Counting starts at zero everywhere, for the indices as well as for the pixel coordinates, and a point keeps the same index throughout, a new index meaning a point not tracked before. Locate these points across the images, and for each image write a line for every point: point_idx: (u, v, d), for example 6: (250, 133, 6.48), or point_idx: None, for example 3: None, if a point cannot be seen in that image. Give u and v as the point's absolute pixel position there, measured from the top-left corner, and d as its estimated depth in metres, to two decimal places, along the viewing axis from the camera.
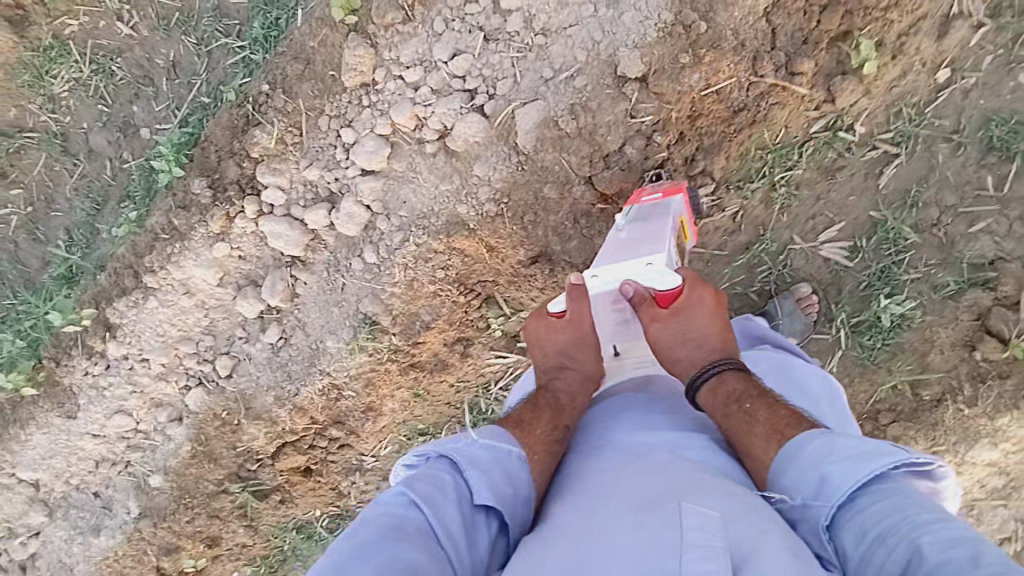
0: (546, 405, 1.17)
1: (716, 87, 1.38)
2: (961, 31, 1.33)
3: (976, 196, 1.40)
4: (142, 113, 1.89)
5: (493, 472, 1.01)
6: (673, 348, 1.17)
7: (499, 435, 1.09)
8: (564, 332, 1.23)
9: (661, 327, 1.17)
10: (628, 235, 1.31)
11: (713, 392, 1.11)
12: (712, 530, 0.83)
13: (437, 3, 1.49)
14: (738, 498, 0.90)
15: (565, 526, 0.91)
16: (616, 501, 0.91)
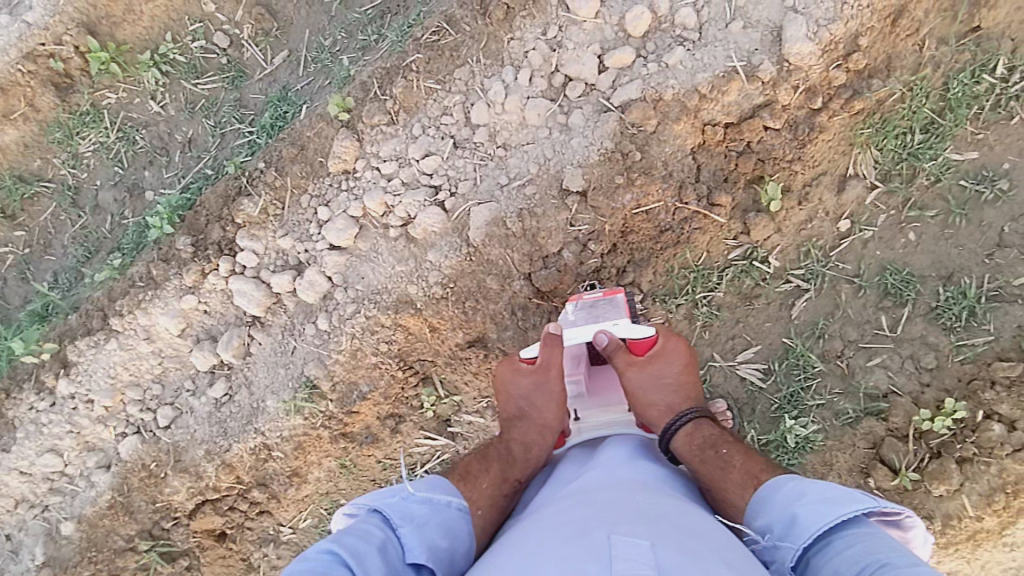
0: (497, 458, 1.39)
1: (647, 208, 1.59)
2: (856, 188, 1.57)
3: (874, 334, 1.55)
4: (151, 178, 2.09)
5: (426, 528, 1.15)
6: (648, 391, 1.40)
7: (433, 492, 1.24)
8: (529, 380, 1.43)
9: (637, 373, 1.40)
10: (581, 313, 1.50)
11: (689, 440, 1.33)
12: (641, 558, 0.93)
13: (419, 112, 1.73)
14: (668, 531, 1.02)
15: (510, 558, 1.01)
16: (557, 536, 1.02)
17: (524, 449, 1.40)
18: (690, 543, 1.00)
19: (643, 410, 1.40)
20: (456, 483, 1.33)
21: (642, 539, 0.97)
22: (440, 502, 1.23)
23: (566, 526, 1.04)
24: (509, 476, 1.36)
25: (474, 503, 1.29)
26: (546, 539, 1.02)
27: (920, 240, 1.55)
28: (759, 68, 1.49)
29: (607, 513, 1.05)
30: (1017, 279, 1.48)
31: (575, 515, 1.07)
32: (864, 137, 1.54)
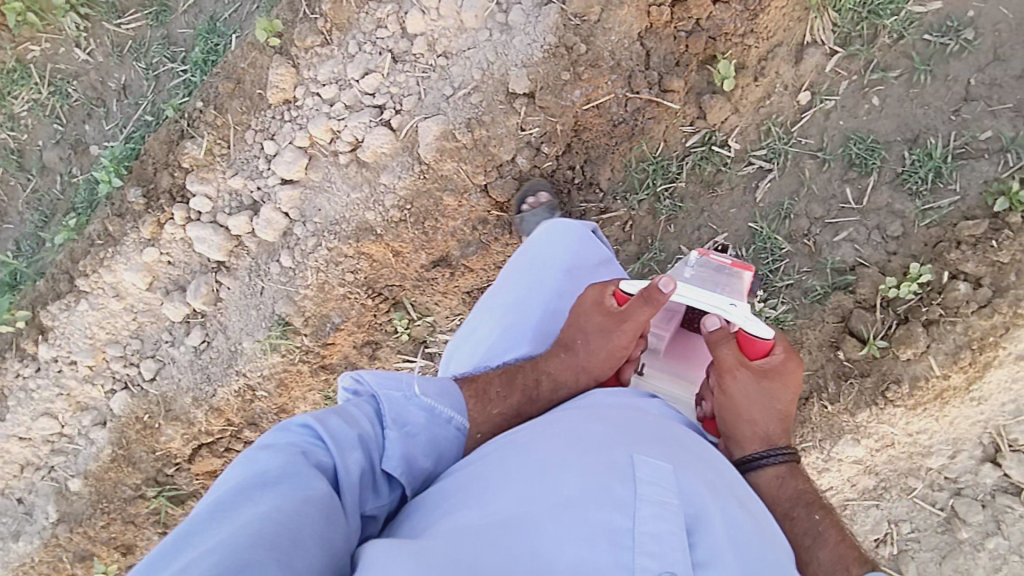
0: (522, 387, 1.16)
1: (596, 102, 1.55)
2: (814, 57, 1.51)
3: (840, 208, 1.52)
4: (93, 132, 2.00)
5: (413, 440, 1.02)
6: (746, 405, 1.12)
7: (440, 400, 1.07)
8: (602, 320, 1.18)
9: (748, 385, 1.12)
10: (699, 274, 1.24)
11: (778, 484, 1.12)
12: (663, 486, 0.86)
13: (353, 28, 1.64)
14: (686, 458, 0.94)
15: (516, 464, 0.91)
16: (576, 445, 0.92)
17: (553, 387, 1.17)
18: (707, 473, 0.94)
19: (732, 423, 1.14)
20: (467, 396, 1.12)
21: (664, 460, 0.90)
22: (442, 416, 1.06)
23: (584, 434, 0.94)
24: (525, 414, 1.14)
25: (474, 427, 1.10)
26: (559, 444, 0.93)
27: (884, 103, 1.50)
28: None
29: (625, 427, 0.97)
30: (983, 133, 1.44)
31: (592, 425, 0.97)
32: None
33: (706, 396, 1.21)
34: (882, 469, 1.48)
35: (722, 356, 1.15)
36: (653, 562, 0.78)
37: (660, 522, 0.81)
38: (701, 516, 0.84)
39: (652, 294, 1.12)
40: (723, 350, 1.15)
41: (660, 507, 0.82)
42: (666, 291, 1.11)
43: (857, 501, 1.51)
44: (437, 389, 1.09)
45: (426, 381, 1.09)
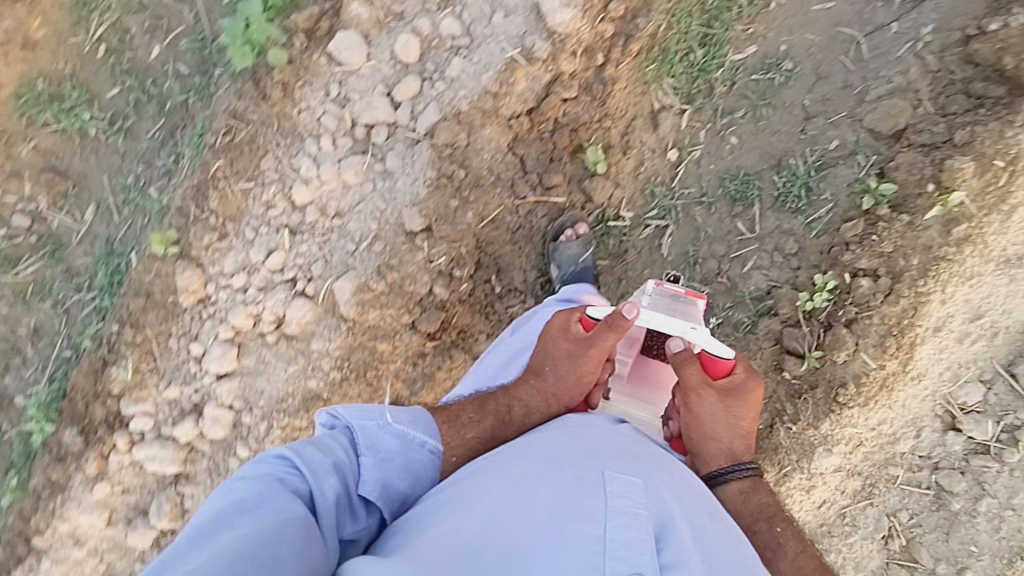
0: (494, 412, 1.30)
1: (490, 216, 1.65)
2: (668, 119, 1.64)
3: (739, 241, 1.62)
4: (14, 382, 1.88)
5: (386, 464, 1.14)
6: (712, 422, 1.24)
7: (412, 428, 1.21)
8: (569, 345, 1.28)
9: (712, 406, 1.23)
10: (656, 302, 1.33)
11: (742, 497, 1.23)
12: (634, 498, 0.98)
13: (245, 215, 1.70)
14: (655, 474, 1.07)
15: (495, 481, 1.03)
16: (556, 464, 1.04)
17: (525, 411, 1.30)
18: (674, 488, 1.06)
19: (700, 440, 1.25)
20: (440, 423, 1.26)
21: (633, 476, 1.03)
22: (415, 441, 1.20)
23: (562, 455, 1.07)
24: (500, 436, 1.27)
25: (447, 451, 1.23)
26: (537, 463, 1.05)
27: (741, 140, 1.64)
28: (534, 50, 1.55)
29: (599, 448, 1.09)
30: (832, 143, 1.58)
31: (567, 446, 1.10)
32: (653, 72, 1.61)
33: (672, 417, 1.32)
34: (862, 468, 1.52)
35: (691, 378, 1.24)
36: (624, 565, 0.88)
37: (629, 527, 0.93)
38: (669, 525, 0.96)
39: (616, 324, 1.21)
40: (689, 372, 1.25)
41: (631, 516, 0.94)
42: (627, 320, 1.20)
43: (851, 506, 1.54)
44: (408, 418, 1.23)
45: (400, 413, 1.23)
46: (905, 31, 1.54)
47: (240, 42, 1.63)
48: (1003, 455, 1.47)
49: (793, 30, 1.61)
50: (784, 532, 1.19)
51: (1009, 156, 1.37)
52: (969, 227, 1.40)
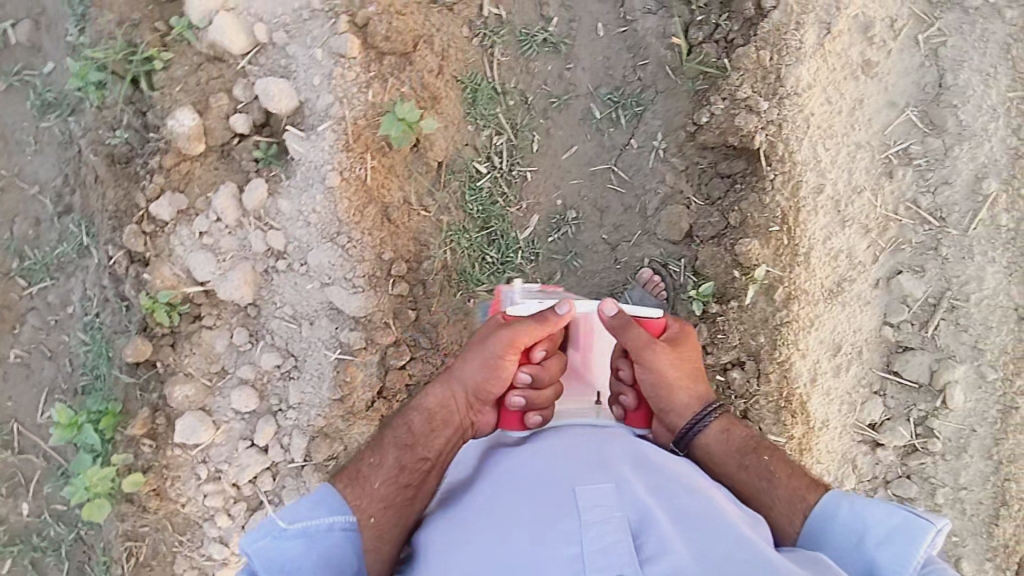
0: (404, 442, 1.26)
1: None
2: None
3: None
4: None
5: (299, 567, 1.13)
6: (664, 376, 1.28)
7: (315, 516, 1.17)
8: (481, 343, 1.28)
9: (659, 355, 1.28)
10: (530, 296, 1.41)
11: (723, 440, 1.31)
12: (607, 507, 1.06)
13: None
14: (621, 466, 1.15)
15: (476, 526, 1.08)
16: (534, 485, 1.12)
17: (427, 421, 1.27)
18: (644, 477, 1.14)
19: (660, 398, 1.28)
20: (344, 490, 1.21)
21: (605, 481, 1.10)
22: (323, 528, 1.16)
23: (536, 477, 1.13)
24: (408, 461, 1.23)
25: (365, 512, 1.19)
26: (512, 486, 1.12)
27: (573, 294, 1.71)
28: (350, 342, 1.62)
29: (567, 459, 1.16)
30: (644, 262, 1.67)
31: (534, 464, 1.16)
32: (463, 296, 1.68)
33: (623, 391, 1.31)
34: None
35: (632, 332, 1.28)
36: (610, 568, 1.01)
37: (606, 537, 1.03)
38: (647, 518, 1.07)
39: (552, 314, 1.26)
40: (628, 330, 1.27)
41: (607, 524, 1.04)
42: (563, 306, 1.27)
43: None
44: (315, 504, 1.19)
45: (309, 505, 1.19)
46: (644, 144, 1.65)
47: (89, 496, 1.63)
48: (929, 447, 1.55)
49: (558, 182, 1.71)
50: (771, 460, 1.27)
51: (779, 219, 1.50)
52: (785, 286, 1.52)
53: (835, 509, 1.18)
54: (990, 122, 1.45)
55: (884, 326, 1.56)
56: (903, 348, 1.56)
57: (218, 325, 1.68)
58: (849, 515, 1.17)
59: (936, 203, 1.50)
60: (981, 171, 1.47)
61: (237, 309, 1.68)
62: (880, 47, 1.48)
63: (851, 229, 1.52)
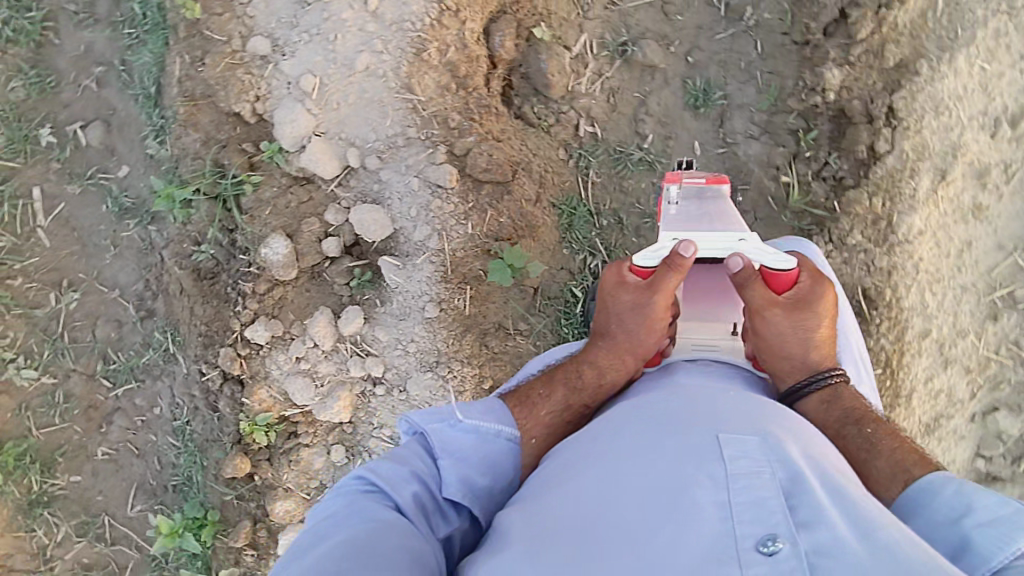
0: (560, 381, 1.27)
1: None
2: None
3: None
4: None
5: (466, 464, 1.11)
6: (788, 343, 1.20)
7: (484, 420, 1.16)
8: (630, 297, 1.25)
9: (777, 321, 1.20)
10: (687, 208, 1.33)
11: (824, 408, 1.18)
12: (755, 459, 0.90)
13: None
14: (766, 423, 1.01)
15: (596, 462, 0.97)
16: (674, 421, 1.01)
17: (599, 373, 1.26)
18: (792, 439, 0.98)
19: (772, 359, 1.23)
20: (512, 407, 1.21)
21: (750, 435, 0.95)
22: (490, 433, 1.16)
23: (674, 419, 1.02)
24: (574, 401, 1.25)
25: (528, 433, 1.20)
26: (654, 427, 1.01)
27: None
28: None
29: (705, 412, 1.02)
30: None
31: (682, 403, 1.06)
32: None
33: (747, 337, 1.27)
34: None
35: (749, 304, 1.20)
36: (757, 527, 0.80)
37: (753, 496, 0.84)
38: (799, 484, 0.87)
39: (675, 259, 1.18)
40: (750, 293, 1.20)
41: (755, 481, 0.86)
42: (687, 257, 1.18)
43: None
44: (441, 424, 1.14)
45: (500, 408, 1.21)
46: None
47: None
48: None
49: None
50: (878, 435, 1.11)
51: (883, 361, 1.49)
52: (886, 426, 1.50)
53: (938, 487, 0.98)
54: None
55: (977, 458, 1.59)
56: (994, 478, 1.59)
57: (315, 442, 1.70)
58: (955, 495, 0.95)
59: None
60: None
61: (332, 427, 1.69)
62: (993, 190, 1.47)
63: (952, 369, 1.52)
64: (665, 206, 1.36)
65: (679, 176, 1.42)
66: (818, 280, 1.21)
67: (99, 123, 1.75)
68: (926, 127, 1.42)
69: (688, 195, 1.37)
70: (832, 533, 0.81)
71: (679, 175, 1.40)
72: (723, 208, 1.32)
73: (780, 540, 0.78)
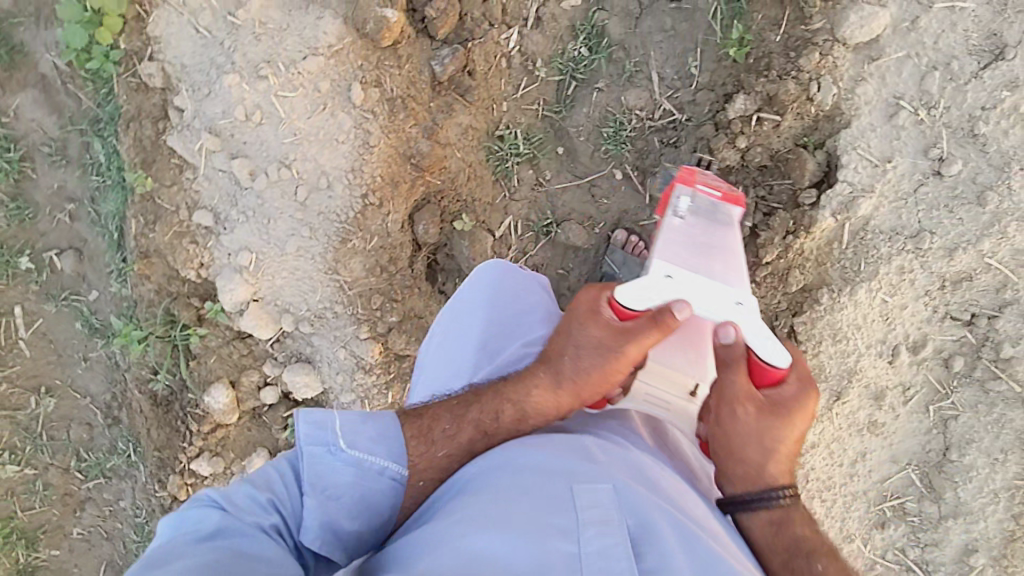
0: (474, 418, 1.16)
1: None
2: None
3: None
4: None
5: (336, 505, 1.08)
6: (737, 442, 1.14)
7: (371, 453, 1.11)
8: (598, 335, 1.13)
9: (592, 339, 1.14)
10: (694, 225, 1.25)
11: (773, 532, 1.12)
12: (604, 505, 0.97)
13: None
14: (617, 467, 1.07)
15: (455, 522, 0.95)
16: (542, 466, 1.04)
17: (518, 415, 1.15)
18: (640, 477, 1.07)
19: (727, 458, 1.16)
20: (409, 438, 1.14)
21: (601, 482, 1.01)
22: (373, 468, 1.11)
23: (543, 460, 1.05)
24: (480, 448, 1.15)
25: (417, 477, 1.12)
26: (526, 471, 1.03)
27: None
28: None
29: (569, 454, 1.06)
30: None
31: (555, 446, 1.10)
32: None
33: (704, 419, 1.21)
34: None
35: (591, 317, 1.16)
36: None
37: (602, 546, 0.92)
38: (644, 527, 0.96)
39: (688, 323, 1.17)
40: (730, 371, 1.12)
41: (604, 527, 0.94)
42: (681, 316, 1.10)
43: None
44: (347, 428, 1.11)
45: (391, 423, 1.15)
46: None
47: None
48: None
49: None
50: (792, 514, 1.12)
51: None
52: None
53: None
54: (989, 504, 1.47)
55: None
56: None
57: None
58: None
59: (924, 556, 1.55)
60: (972, 543, 1.50)
61: None
62: (889, 410, 1.49)
63: None
64: (671, 215, 1.26)
65: (696, 175, 1.33)
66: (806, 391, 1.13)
67: (72, 252, 1.91)
68: (824, 351, 1.46)
69: (697, 213, 1.28)
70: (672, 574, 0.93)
71: (694, 175, 1.30)
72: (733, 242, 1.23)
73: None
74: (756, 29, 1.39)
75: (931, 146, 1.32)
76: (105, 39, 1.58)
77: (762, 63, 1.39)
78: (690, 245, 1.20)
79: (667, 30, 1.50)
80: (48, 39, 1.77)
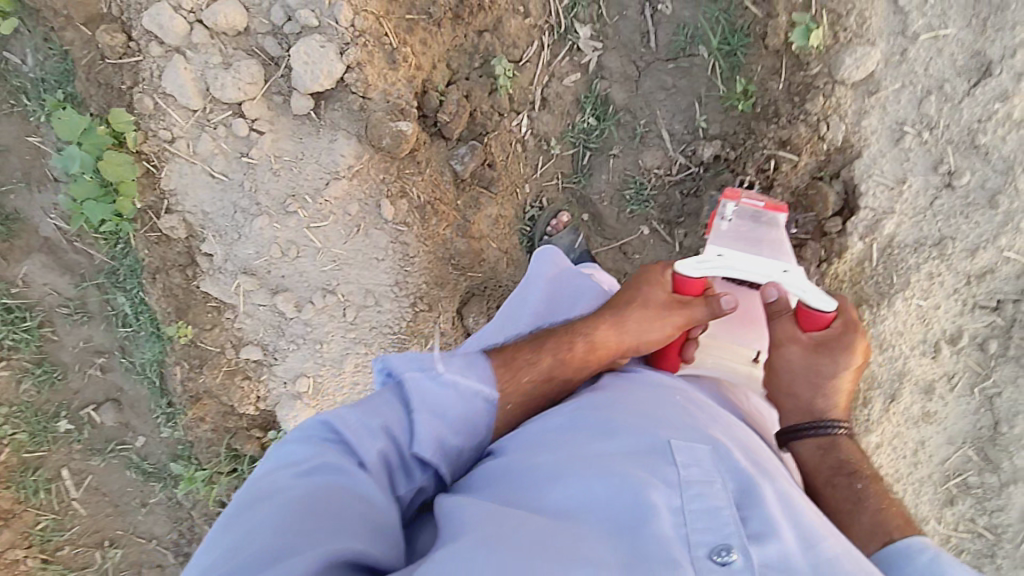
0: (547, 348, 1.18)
1: None
2: None
3: None
4: None
5: (443, 424, 1.04)
6: (802, 384, 1.20)
7: (464, 378, 1.09)
8: (660, 299, 1.23)
9: (653, 292, 1.23)
10: (736, 227, 1.29)
11: (821, 454, 1.18)
12: (708, 466, 0.90)
13: None
14: (706, 427, 1.02)
15: (507, 525, 0.79)
16: (632, 418, 1.00)
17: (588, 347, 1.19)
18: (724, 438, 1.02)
19: (779, 394, 1.23)
20: (496, 367, 1.14)
21: (700, 443, 0.95)
22: (467, 396, 1.09)
23: (634, 417, 0.99)
24: (550, 391, 1.18)
25: (503, 398, 1.12)
26: (614, 425, 0.97)
27: None
28: None
29: (659, 409, 1.04)
30: None
31: (641, 398, 1.07)
32: None
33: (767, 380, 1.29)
34: None
35: (643, 300, 1.23)
36: (708, 535, 0.81)
37: (706, 502, 0.84)
38: (749, 496, 0.89)
39: (723, 307, 1.21)
40: (778, 325, 1.22)
41: (707, 486, 0.86)
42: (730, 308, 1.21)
43: None
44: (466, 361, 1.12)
45: (473, 362, 1.12)
46: None
47: None
48: None
49: None
50: (865, 487, 1.11)
51: None
52: None
53: (914, 552, 0.96)
54: None
55: None
56: None
57: None
58: (931, 561, 0.94)
59: (992, 521, 1.66)
60: None
61: None
62: (939, 399, 1.60)
63: None
64: (718, 216, 1.31)
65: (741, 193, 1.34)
66: (851, 332, 1.19)
67: (111, 403, 1.87)
68: (873, 360, 1.56)
69: (744, 215, 1.31)
70: (782, 548, 0.83)
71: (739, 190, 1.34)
72: (788, 245, 1.26)
73: (734, 551, 0.79)
74: (758, 79, 1.46)
75: (939, 162, 1.42)
76: (128, 205, 1.55)
77: (770, 111, 1.46)
78: (741, 240, 1.26)
79: (668, 88, 1.55)
80: (45, 202, 1.72)
